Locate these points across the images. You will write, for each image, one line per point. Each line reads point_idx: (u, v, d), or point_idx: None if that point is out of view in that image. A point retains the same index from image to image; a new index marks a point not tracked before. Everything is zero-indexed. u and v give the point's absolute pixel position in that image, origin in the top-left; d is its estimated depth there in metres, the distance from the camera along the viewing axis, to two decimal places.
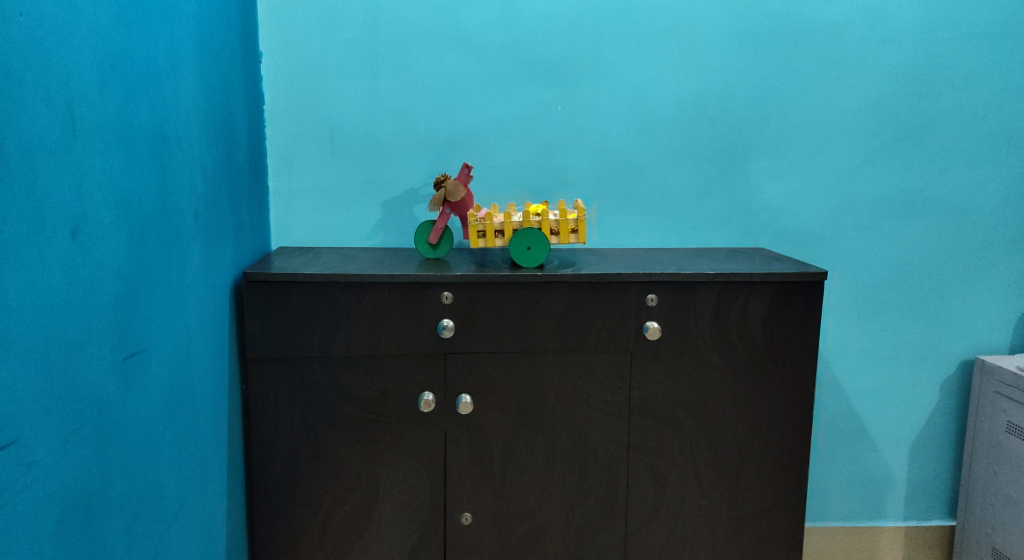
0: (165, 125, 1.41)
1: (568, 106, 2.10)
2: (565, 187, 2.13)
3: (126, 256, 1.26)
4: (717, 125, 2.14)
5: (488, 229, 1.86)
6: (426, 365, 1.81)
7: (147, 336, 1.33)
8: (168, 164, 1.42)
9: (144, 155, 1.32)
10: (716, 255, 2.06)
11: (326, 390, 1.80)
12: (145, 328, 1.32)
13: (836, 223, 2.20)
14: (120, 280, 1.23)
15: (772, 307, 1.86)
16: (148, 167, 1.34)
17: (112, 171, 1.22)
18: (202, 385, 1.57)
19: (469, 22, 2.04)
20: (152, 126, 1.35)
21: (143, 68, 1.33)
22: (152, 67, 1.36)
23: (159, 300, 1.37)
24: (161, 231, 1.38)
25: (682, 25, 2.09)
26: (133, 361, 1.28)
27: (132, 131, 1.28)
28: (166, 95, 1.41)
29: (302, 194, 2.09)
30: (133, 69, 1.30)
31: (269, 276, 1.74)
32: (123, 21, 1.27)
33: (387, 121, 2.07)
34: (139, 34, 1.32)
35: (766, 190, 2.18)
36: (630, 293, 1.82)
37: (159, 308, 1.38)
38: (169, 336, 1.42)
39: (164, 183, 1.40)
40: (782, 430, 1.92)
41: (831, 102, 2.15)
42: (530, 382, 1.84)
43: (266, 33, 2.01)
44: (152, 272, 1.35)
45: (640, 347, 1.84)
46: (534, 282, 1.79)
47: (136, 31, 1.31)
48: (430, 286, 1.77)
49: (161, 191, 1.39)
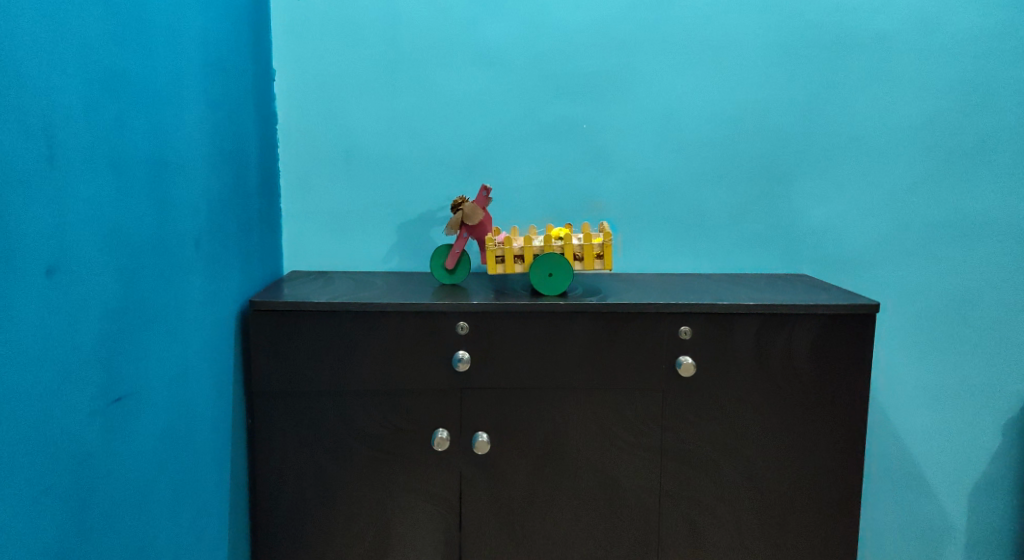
0: (167, 150, 1.32)
1: (595, 123, 1.97)
2: (592, 208, 2.00)
3: (114, 290, 1.16)
4: (755, 143, 2.00)
5: (507, 254, 1.74)
6: (442, 401, 1.68)
7: (138, 375, 1.23)
8: (169, 192, 1.32)
9: (140, 182, 1.23)
10: (755, 282, 1.90)
11: (334, 427, 1.69)
12: (135, 367, 1.21)
13: (887, 248, 2.03)
14: (107, 318, 1.14)
15: (819, 341, 1.70)
16: (144, 195, 1.24)
17: (100, 201, 1.13)
18: (202, 426, 1.47)
19: (491, 37, 1.94)
20: (152, 150, 1.26)
21: (142, 88, 1.24)
22: (153, 88, 1.27)
23: (155, 337, 1.28)
24: (158, 263, 1.29)
25: (719, 37, 1.95)
26: (120, 406, 1.17)
27: (126, 156, 1.19)
28: (168, 118, 1.32)
29: (315, 216, 1.99)
30: (129, 90, 1.21)
31: (276, 305, 1.64)
32: (119, 40, 1.18)
33: (404, 140, 1.97)
34: (139, 52, 1.23)
35: (809, 211, 2.02)
36: (661, 324, 1.68)
37: (155, 346, 1.28)
38: (166, 375, 1.32)
39: (164, 212, 1.30)
40: (831, 476, 1.75)
41: (881, 117, 1.99)
42: (553, 420, 1.70)
43: (280, 50, 1.93)
44: (147, 306, 1.25)
45: (673, 383, 1.70)
46: (557, 312, 1.66)
47: (133, 51, 1.22)
48: (446, 317, 1.65)
49: (161, 221, 1.29)
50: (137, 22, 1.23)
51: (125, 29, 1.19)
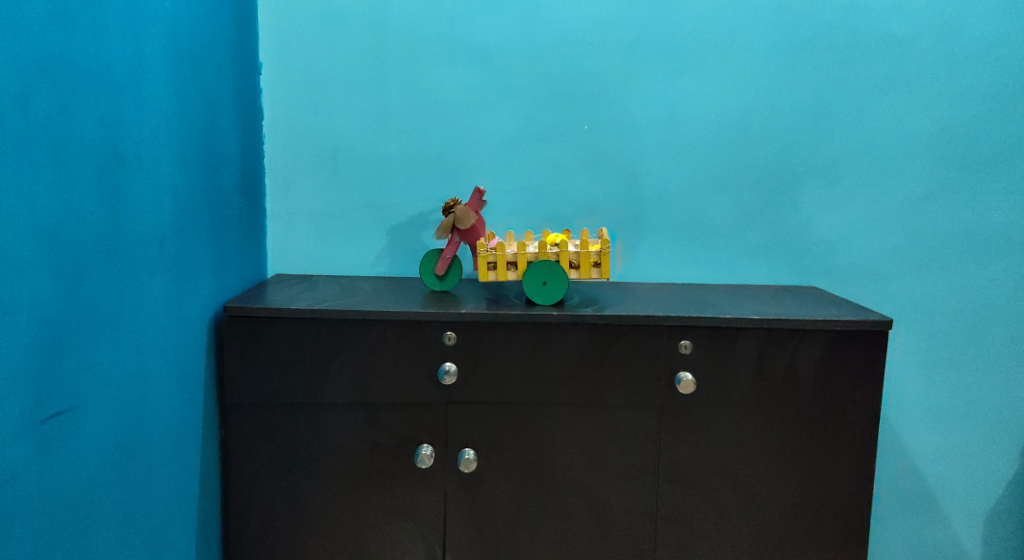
0: (123, 144, 1.25)
1: (595, 125, 1.88)
2: (589, 214, 1.91)
3: (50, 294, 1.09)
4: (762, 149, 1.90)
5: (500, 261, 1.64)
6: (424, 415, 1.59)
7: (82, 385, 1.16)
8: (124, 189, 1.25)
9: (86, 176, 1.16)
10: (761, 295, 1.81)
11: (311, 440, 1.60)
12: (77, 381, 1.14)
13: (898, 261, 1.93)
14: (39, 322, 1.07)
15: (825, 359, 1.60)
16: (93, 191, 1.17)
17: (35, 197, 1.06)
18: (163, 438, 1.39)
19: (486, 33, 1.85)
20: (102, 145, 1.19)
21: (91, 77, 1.17)
22: (106, 77, 1.20)
23: (104, 343, 1.21)
24: (110, 264, 1.21)
25: (726, 37, 1.86)
26: (56, 423, 1.11)
27: (68, 151, 1.12)
28: (125, 109, 1.25)
29: (301, 218, 1.90)
30: (77, 78, 1.14)
31: (251, 310, 1.55)
32: (64, 24, 1.11)
33: (394, 139, 1.88)
34: (87, 40, 1.16)
35: (818, 221, 1.93)
36: (659, 338, 1.58)
37: (102, 355, 1.20)
38: (117, 385, 1.24)
39: (118, 209, 1.23)
40: (836, 502, 1.65)
41: (895, 124, 1.89)
42: (542, 437, 1.61)
43: (266, 43, 1.84)
44: (95, 311, 1.18)
45: (671, 401, 1.60)
46: (548, 323, 1.57)
47: (83, 37, 1.15)
48: (431, 326, 1.56)
49: (113, 219, 1.22)
50: (87, 8, 1.16)
51: (70, 15, 1.12)
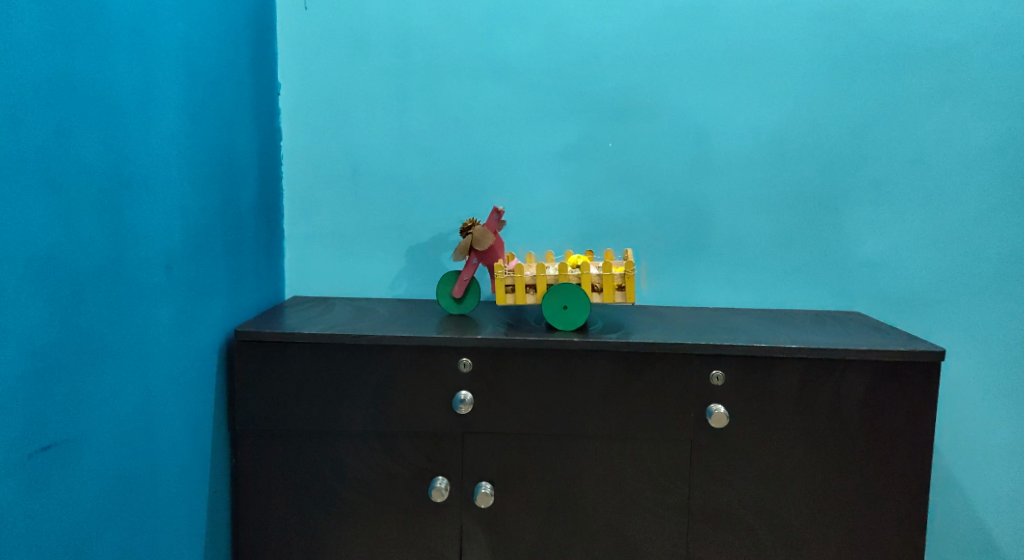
0: (128, 165, 1.20)
1: (622, 143, 1.80)
2: (616, 234, 1.82)
3: (43, 322, 1.04)
4: (801, 167, 1.80)
5: (518, 283, 1.56)
6: (441, 447, 1.51)
7: (81, 417, 1.11)
8: (128, 212, 1.20)
9: (85, 199, 1.11)
10: (801, 321, 1.69)
11: (323, 471, 1.53)
12: (73, 411, 1.09)
13: (951, 285, 1.80)
14: (30, 352, 1.02)
15: (871, 392, 1.48)
16: (93, 215, 1.12)
17: (27, 221, 1.01)
18: (170, 469, 1.33)
19: (509, 48, 1.79)
20: (104, 167, 1.15)
21: (94, 97, 1.13)
22: (110, 97, 1.16)
23: (106, 374, 1.16)
24: (110, 289, 1.16)
25: (761, 49, 1.77)
26: (49, 456, 1.06)
27: (67, 175, 1.08)
28: (131, 130, 1.20)
29: (319, 238, 1.85)
30: (77, 98, 1.09)
31: (262, 335, 1.49)
32: (65, 43, 1.07)
33: (414, 158, 1.82)
34: (91, 60, 1.12)
35: (862, 243, 1.81)
36: (690, 367, 1.48)
37: (101, 383, 1.15)
38: (117, 414, 1.19)
39: (120, 233, 1.18)
40: (885, 548, 1.52)
41: (945, 138, 1.77)
42: (565, 471, 1.51)
43: (285, 62, 1.81)
44: (96, 341, 1.14)
45: (703, 434, 1.50)
46: (570, 350, 1.48)
47: (85, 56, 1.11)
48: (447, 352, 1.49)
49: (114, 243, 1.17)
50: (91, 27, 1.12)
51: (72, 35, 1.08)
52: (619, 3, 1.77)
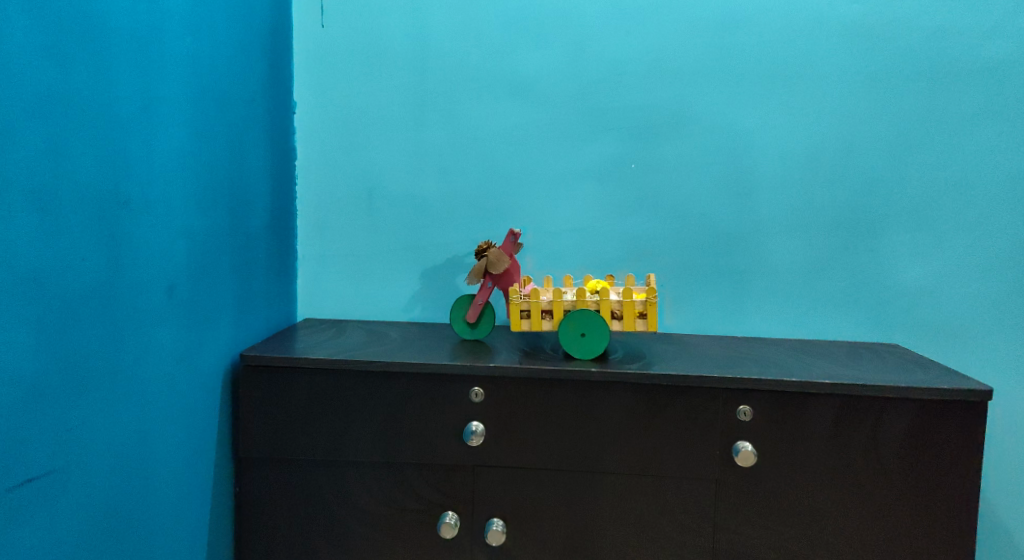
0: (127, 183, 1.16)
1: (646, 163, 1.73)
2: (639, 259, 1.75)
3: (29, 348, 1.00)
4: (835, 190, 1.71)
5: (533, 309, 1.49)
6: (451, 480, 1.45)
7: (67, 446, 1.06)
8: (126, 231, 1.16)
9: (79, 219, 1.07)
10: (834, 353, 1.60)
11: (329, 502, 1.47)
12: (56, 442, 1.05)
13: (997, 317, 1.69)
14: (13, 380, 0.98)
15: (911, 432, 1.39)
16: (86, 235, 1.08)
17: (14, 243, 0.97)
18: (166, 499, 1.28)
19: (530, 66, 1.74)
20: (100, 185, 1.11)
21: (91, 114, 1.09)
22: (108, 113, 1.12)
23: (97, 403, 1.11)
24: (104, 312, 1.12)
25: (793, 68, 1.69)
26: (29, 489, 1.01)
27: (59, 195, 1.04)
28: (131, 147, 1.17)
29: (332, 259, 1.80)
30: (72, 114, 1.06)
31: (268, 360, 1.44)
32: (61, 58, 1.04)
33: (431, 178, 1.77)
34: (89, 75, 1.08)
35: (901, 270, 1.71)
36: (715, 402, 1.40)
37: (90, 411, 1.10)
38: (108, 444, 1.14)
39: (116, 253, 1.14)
40: None
41: (990, 161, 1.67)
42: (582, 509, 1.43)
43: (301, 80, 1.78)
44: (87, 369, 1.09)
45: (728, 473, 1.41)
46: (588, 381, 1.41)
47: (83, 71, 1.07)
48: (459, 382, 1.42)
49: (110, 264, 1.13)
50: (89, 43, 1.08)
51: (69, 51, 1.05)
52: (643, 20, 1.71)
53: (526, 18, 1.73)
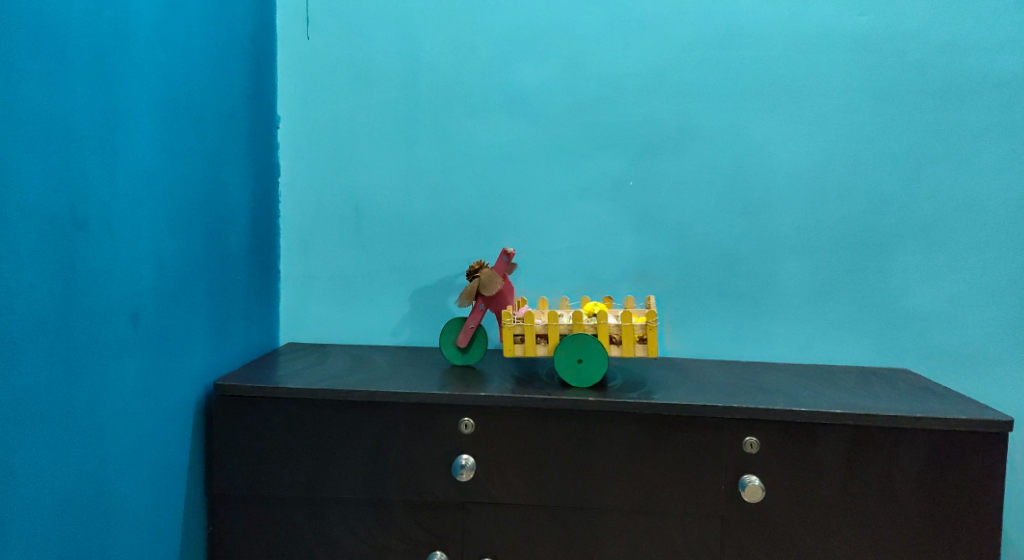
0: (81, 201, 1.10)
1: (645, 180, 1.66)
2: (639, 280, 1.67)
3: None
4: (844, 209, 1.64)
5: (527, 333, 1.41)
6: (439, 518, 1.36)
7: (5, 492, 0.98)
8: (80, 253, 1.09)
9: (24, 239, 1.00)
10: (844, 380, 1.51)
11: (309, 541, 1.38)
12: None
13: (1014, 341, 1.61)
14: None
15: (928, 465, 1.30)
16: (32, 257, 1.02)
17: None
18: (126, 540, 1.20)
19: (525, 80, 1.66)
20: (50, 203, 1.04)
21: (39, 126, 1.03)
22: (60, 126, 1.06)
23: (43, 441, 1.04)
24: (53, 339, 1.05)
25: (798, 82, 1.63)
26: None
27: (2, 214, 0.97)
28: (87, 162, 1.10)
29: (317, 280, 1.72)
30: (17, 127, 0.99)
31: (244, 389, 1.36)
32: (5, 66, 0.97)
33: (421, 196, 1.69)
34: (37, 86, 1.02)
35: (912, 293, 1.64)
36: (720, 433, 1.32)
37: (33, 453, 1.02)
38: (55, 486, 1.06)
39: (68, 277, 1.07)
40: None
41: (1004, 179, 1.60)
42: (578, 550, 1.35)
43: (286, 93, 1.71)
44: (30, 403, 1.01)
45: (735, 511, 1.32)
46: (585, 412, 1.33)
47: (31, 81, 1.01)
48: (448, 412, 1.34)
49: (60, 288, 1.06)
50: (34, 51, 1.02)
51: (13, 60, 0.98)
52: (643, 32, 1.64)
53: (521, 29, 1.66)
